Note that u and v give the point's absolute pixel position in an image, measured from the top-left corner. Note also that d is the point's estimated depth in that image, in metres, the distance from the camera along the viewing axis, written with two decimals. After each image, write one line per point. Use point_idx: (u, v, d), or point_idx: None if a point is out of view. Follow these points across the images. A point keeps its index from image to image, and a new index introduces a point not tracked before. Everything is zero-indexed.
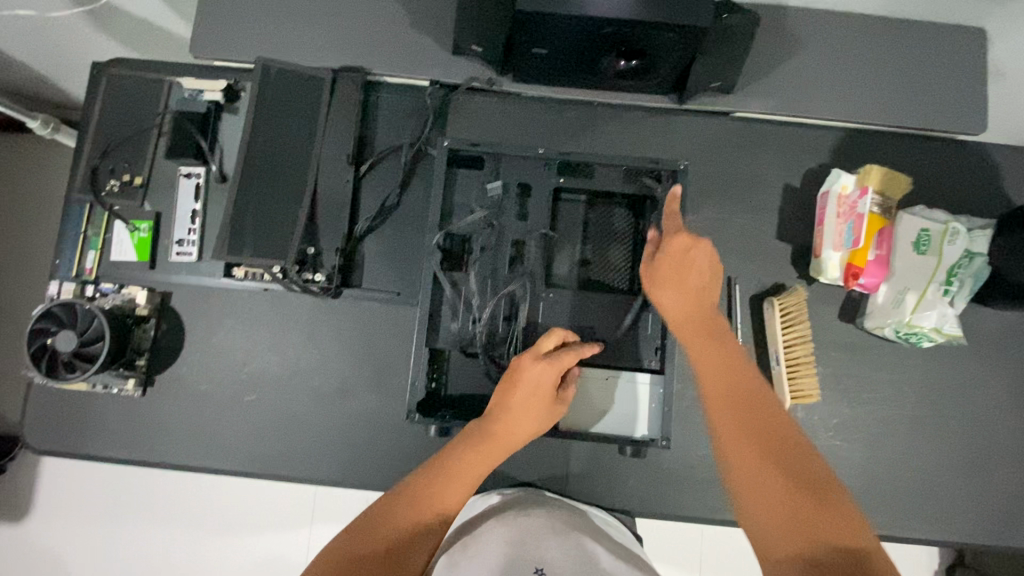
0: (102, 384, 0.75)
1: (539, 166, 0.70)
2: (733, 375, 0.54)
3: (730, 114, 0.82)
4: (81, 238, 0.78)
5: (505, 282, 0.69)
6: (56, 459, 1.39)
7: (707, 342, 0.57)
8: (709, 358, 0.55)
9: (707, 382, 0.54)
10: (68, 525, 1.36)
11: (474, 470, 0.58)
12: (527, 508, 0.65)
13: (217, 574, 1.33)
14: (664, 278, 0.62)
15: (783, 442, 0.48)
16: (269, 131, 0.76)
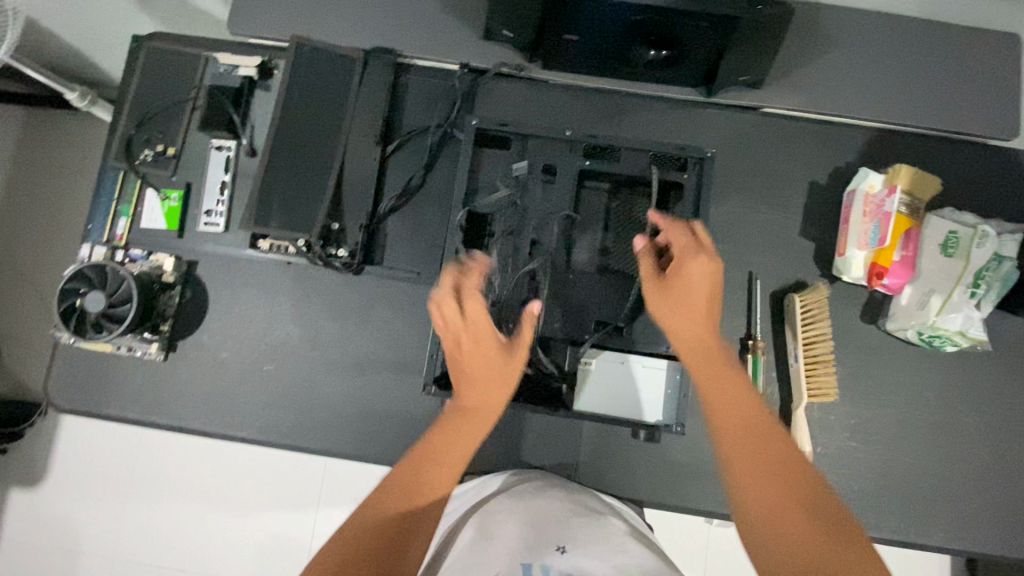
0: (126, 347, 0.76)
1: (565, 147, 0.71)
2: (746, 413, 0.53)
3: (759, 109, 0.82)
4: (114, 204, 0.80)
5: (525, 261, 0.69)
6: (73, 427, 1.42)
7: (717, 374, 0.55)
8: (719, 393, 0.54)
9: (720, 421, 0.53)
10: (82, 492, 1.39)
11: (456, 442, 0.56)
12: (534, 489, 0.69)
13: (226, 547, 1.36)
14: (670, 299, 0.60)
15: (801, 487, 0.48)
16: (301, 107, 0.77)
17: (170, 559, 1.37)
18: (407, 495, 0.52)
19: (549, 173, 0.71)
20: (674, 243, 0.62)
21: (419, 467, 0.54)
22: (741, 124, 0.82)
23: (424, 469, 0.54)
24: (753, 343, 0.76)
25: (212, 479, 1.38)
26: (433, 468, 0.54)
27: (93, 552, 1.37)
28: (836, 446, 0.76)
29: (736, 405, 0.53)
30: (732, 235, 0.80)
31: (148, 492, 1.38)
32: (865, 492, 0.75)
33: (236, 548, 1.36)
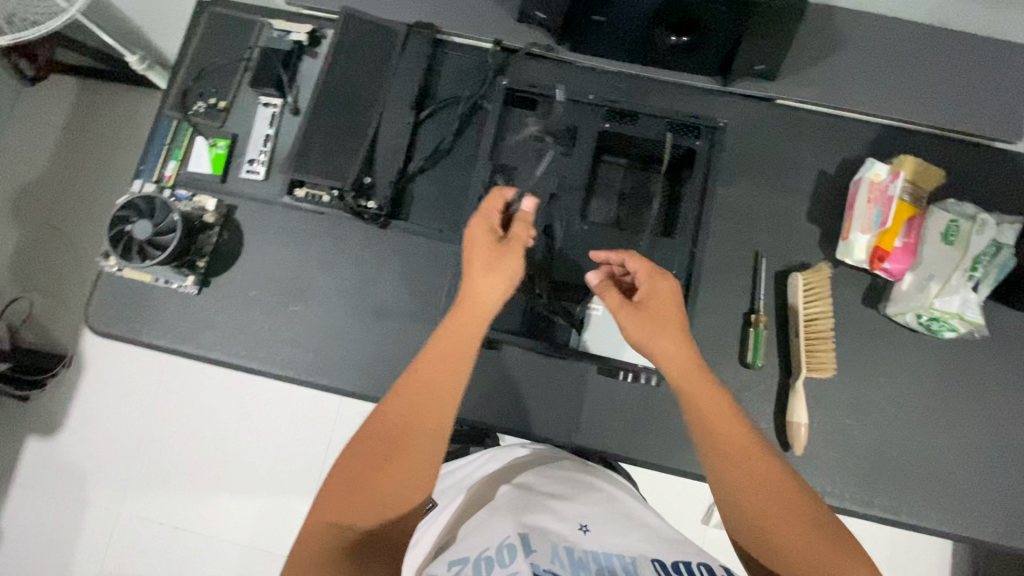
0: (165, 279, 0.82)
1: (589, 111, 0.76)
2: (734, 437, 0.57)
3: (772, 99, 0.86)
4: (166, 148, 0.87)
5: (545, 212, 0.74)
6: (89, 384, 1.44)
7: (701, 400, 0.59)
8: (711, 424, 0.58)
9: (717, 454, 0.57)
10: (91, 446, 1.42)
11: (438, 370, 0.60)
12: (545, 471, 0.71)
13: (229, 509, 1.39)
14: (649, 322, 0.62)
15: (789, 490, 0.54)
16: (344, 70, 0.83)
17: (172, 517, 1.38)
18: (392, 426, 0.58)
19: (571, 134, 0.77)
20: (641, 270, 0.65)
21: (399, 399, 0.59)
22: (752, 113, 0.87)
23: (406, 402, 0.59)
24: (755, 316, 0.79)
25: (220, 442, 1.41)
26: (416, 398, 0.59)
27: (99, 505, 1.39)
28: (833, 421, 0.78)
29: (722, 424, 0.58)
30: (741, 214, 0.84)
31: (158, 449, 1.41)
32: (858, 467, 0.77)
33: (238, 511, 1.39)
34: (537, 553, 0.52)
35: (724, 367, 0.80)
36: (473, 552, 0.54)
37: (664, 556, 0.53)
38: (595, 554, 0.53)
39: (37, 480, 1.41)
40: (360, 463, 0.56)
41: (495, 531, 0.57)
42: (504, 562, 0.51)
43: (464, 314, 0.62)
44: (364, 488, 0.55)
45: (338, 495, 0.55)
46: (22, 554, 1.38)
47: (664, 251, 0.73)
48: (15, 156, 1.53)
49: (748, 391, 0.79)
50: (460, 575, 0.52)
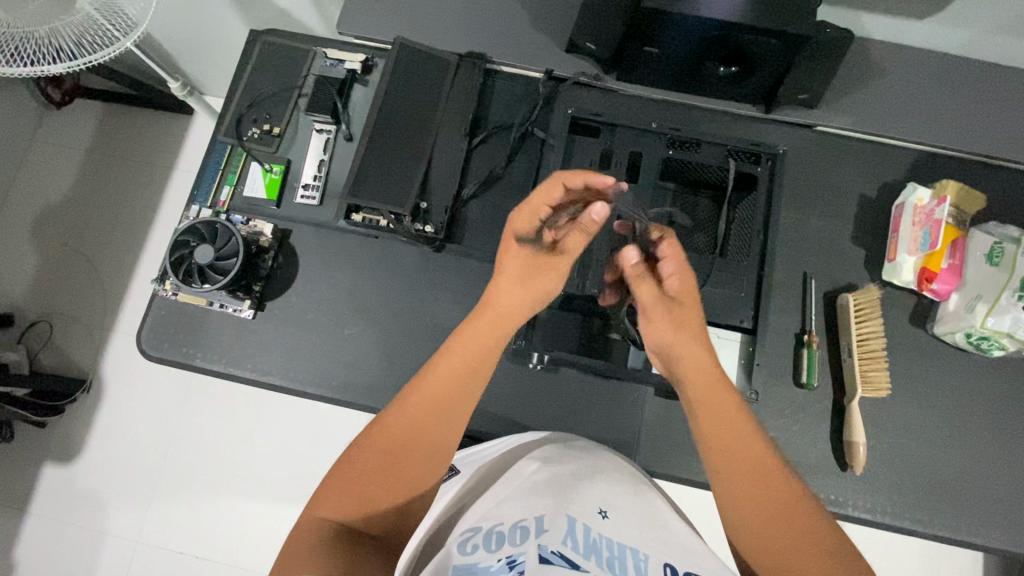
0: (219, 303, 0.82)
1: (652, 138, 0.79)
2: (747, 445, 0.55)
3: (813, 127, 0.89)
4: (220, 174, 0.88)
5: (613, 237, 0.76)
6: (103, 413, 1.36)
7: (718, 400, 0.58)
8: (721, 427, 0.56)
9: (725, 453, 0.55)
10: (100, 480, 1.32)
11: (456, 370, 0.57)
12: (565, 454, 0.68)
13: (242, 547, 1.29)
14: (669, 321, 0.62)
15: (796, 509, 0.52)
16: (399, 97, 0.84)
17: (195, 546, 1.29)
18: (405, 424, 0.54)
19: (634, 160, 0.79)
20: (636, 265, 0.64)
21: (407, 410, 0.55)
22: (794, 140, 0.90)
23: (414, 413, 0.55)
24: (809, 336, 0.80)
25: (247, 468, 1.32)
26: (426, 414, 0.55)
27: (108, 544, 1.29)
28: (887, 440, 0.79)
29: (733, 438, 0.56)
30: (787, 237, 0.86)
31: (171, 483, 1.32)
32: (915, 487, 0.78)
33: (252, 549, 1.29)
34: (549, 534, 0.50)
35: (778, 388, 0.80)
36: (487, 523, 0.54)
37: (677, 564, 0.51)
38: (608, 542, 0.51)
39: (53, 509, 1.31)
40: (363, 470, 0.52)
41: (512, 508, 0.56)
42: (515, 542, 0.50)
43: (488, 321, 0.60)
44: (365, 493, 0.52)
45: (339, 495, 0.51)
46: None
47: (727, 274, 0.74)
48: (38, 178, 1.46)
49: (803, 411, 0.80)
50: (469, 540, 0.52)
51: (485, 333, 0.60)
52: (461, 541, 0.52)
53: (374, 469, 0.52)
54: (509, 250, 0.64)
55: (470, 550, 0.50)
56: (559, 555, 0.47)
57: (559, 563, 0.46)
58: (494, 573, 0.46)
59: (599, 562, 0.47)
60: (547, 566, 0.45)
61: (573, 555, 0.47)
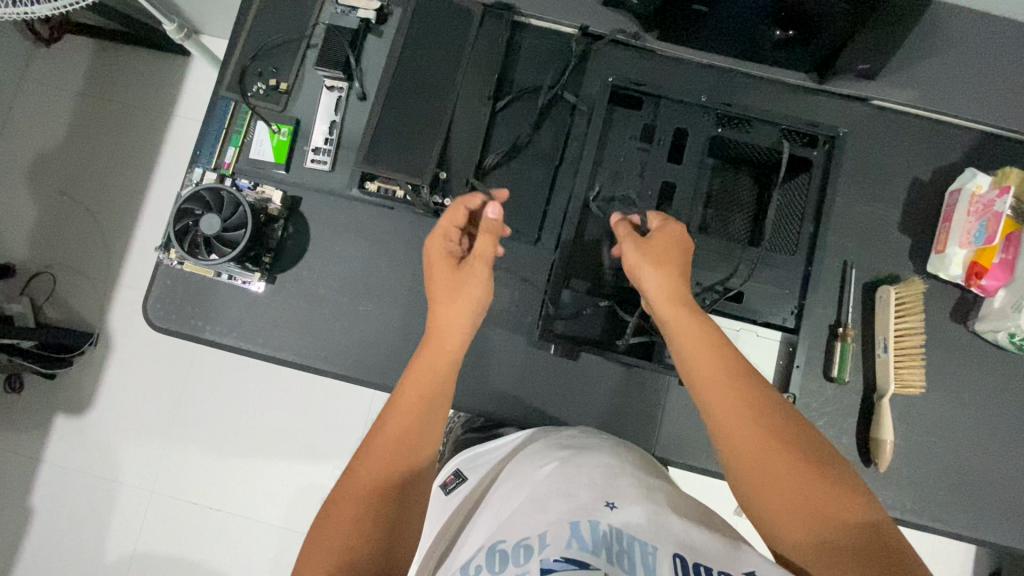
0: (228, 274, 0.78)
1: (699, 113, 0.72)
2: (721, 358, 0.54)
3: (869, 100, 0.81)
4: (224, 133, 0.82)
5: None
6: (111, 369, 1.35)
7: (688, 317, 0.57)
8: (693, 341, 0.56)
9: (700, 366, 0.54)
10: (111, 433, 1.33)
11: (412, 406, 0.57)
12: (571, 451, 0.65)
13: (254, 502, 1.31)
14: (649, 251, 0.61)
15: (777, 419, 0.51)
16: (418, 53, 0.77)
17: (208, 498, 1.31)
18: (374, 467, 0.53)
19: (678, 137, 0.73)
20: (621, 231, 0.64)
21: (369, 465, 0.53)
22: (847, 115, 0.82)
23: (382, 455, 0.54)
24: (844, 330, 0.76)
25: (256, 427, 1.33)
26: (392, 455, 0.54)
27: (124, 494, 1.32)
28: (915, 438, 0.77)
29: (709, 355, 0.55)
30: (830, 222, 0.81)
31: (182, 439, 1.33)
32: (938, 484, 0.77)
33: (263, 504, 1.31)
34: (552, 545, 0.48)
35: (809, 381, 0.77)
36: (490, 543, 0.52)
37: (688, 553, 0.47)
38: (615, 536, 0.49)
39: (67, 460, 1.33)
40: (339, 524, 0.50)
41: (517, 519, 0.54)
42: (519, 561, 0.47)
43: (433, 352, 0.61)
44: (348, 551, 0.48)
45: (321, 556, 0.48)
46: (45, 540, 1.32)
47: (770, 267, 0.69)
48: (31, 122, 1.38)
49: (830, 405, 0.77)
50: (473, 564, 0.50)
51: (432, 367, 0.60)
52: (464, 565, 0.49)
53: (350, 521, 0.50)
54: (435, 273, 0.67)
55: (473, 574, 0.48)
56: (564, 561, 0.45)
57: (564, 568, 0.44)
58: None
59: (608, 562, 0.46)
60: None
61: (578, 556, 0.46)
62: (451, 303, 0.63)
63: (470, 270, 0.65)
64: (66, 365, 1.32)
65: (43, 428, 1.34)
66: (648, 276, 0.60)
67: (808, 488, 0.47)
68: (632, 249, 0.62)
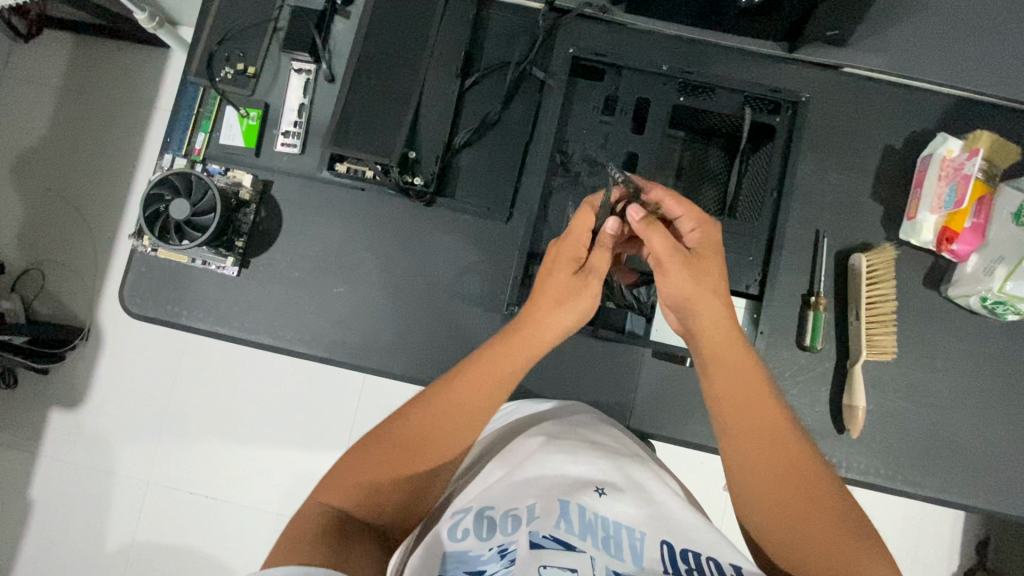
0: (202, 260, 0.78)
1: (661, 83, 0.72)
2: (758, 397, 0.58)
3: (840, 67, 0.81)
4: (193, 119, 0.82)
5: None
6: (102, 362, 1.36)
7: (732, 351, 0.58)
8: (736, 378, 0.58)
9: (738, 400, 0.58)
10: (105, 426, 1.35)
11: (481, 386, 0.58)
12: (560, 426, 0.67)
13: (248, 489, 1.33)
14: (697, 275, 0.58)
15: (799, 464, 0.56)
16: (384, 31, 0.76)
17: (204, 486, 1.33)
18: (416, 428, 0.58)
19: (642, 107, 0.73)
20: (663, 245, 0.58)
21: (406, 439, 0.58)
22: (819, 82, 0.81)
23: (423, 419, 0.58)
24: (816, 299, 0.76)
25: (248, 416, 1.34)
26: (435, 422, 0.58)
27: (121, 485, 1.33)
28: (888, 404, 0.78)
29: (749, 393, 0.58)
30: (803, 191, 0.80)
31: (175, 429, 1.34)
32: (912, 450, 0.77)
33: (258, 491, 1.33)
34: (540, 521, 0.53)
35: (783, 352, 0.78)
36: (478, 506, 0.56)
37: (673, 539, 0.53)
38: (604, 521, 0.54)
39: (64, 454, 1.34)
40: (371, 464, 0.57)
41: (506, 489, 0.58)
42: (507, 530, 0.53)
43: (523, 338, 0.60)
44: (369, 489, 0.56)
45: (346, 486, 0.56)
46: (45, 532, 1.34)
47: (736, 234, 0.70)
48: (12, 119, 1.38)
49: (803, 375, 0.78)
50: (461, 524, 0.55)
51: (516, 353, 0.60)
52: (452, 526, 0.55)
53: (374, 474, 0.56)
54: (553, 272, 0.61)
55: (462, 536, 0.53)
56: (552, 539, 0.51)
57: (552, 547, 0.51)
58: (485, 563, 0.51)
59: (594, 543, 0.52)
60: (538, 553, 0.49)
61: (566, 537, 0.52)
62: (558, 300, 0.60)
63: (587, 284, 0.60)
64: (58, 360, 1.33)
65: (38, 422, 1.35)
66: (701, 309, 0.58)
67: (813, 529, 0.54)
68: (678, 268, 0.58)
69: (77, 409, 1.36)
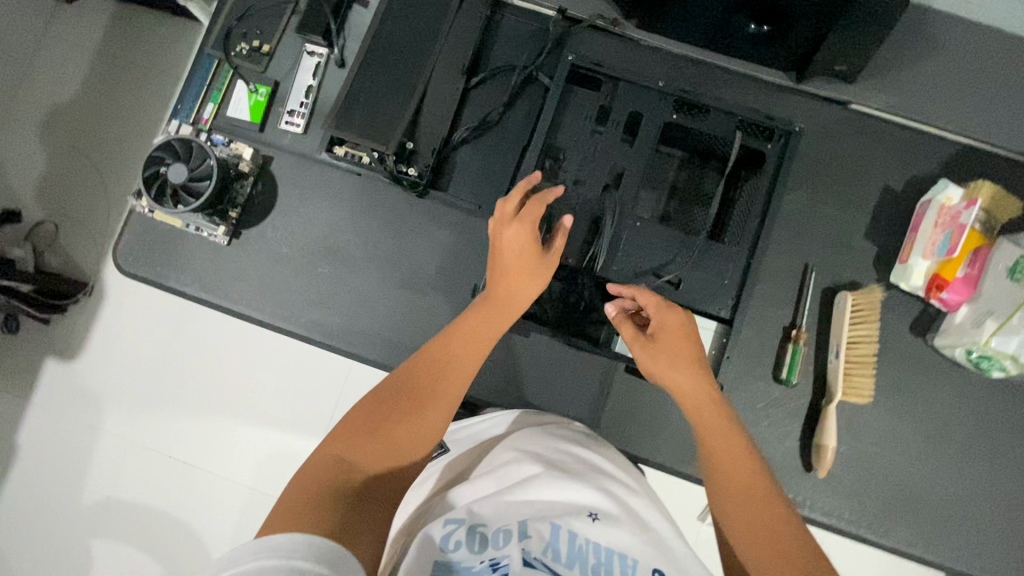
0: (195, 226, 0.80)
1: (656, 97, 0.73)
2: (743, 460, 0.53)
3: (847, 104, 0.80)
4: (204, 90, 0.83)
5: (595, 202, 0.72)
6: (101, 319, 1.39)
7: (713, 413, 0.57)
8: (719, 439, 0.55)
9: (719, 462, 0.54)
10: (96, 380, 1.37)
11: (492, 323, 0.62)
12: (550, 446, 0.65)
13: (225, 458, 1.34)
14: (655, 350, 0.60)
15: (787, 536, 0.49)
16: (396, 23, 0.78)
17: (183, 451, 1.35)
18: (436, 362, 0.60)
19: (632, 120, 0.73)
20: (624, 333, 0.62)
21: (414, 380, 0.58)
22: (825, 117, 0.80)
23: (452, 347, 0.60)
24: (796, 332, 0.75)
25: (233, 387, 1.36)
26: (460, 349, 0.60)
27: (103, 441, 1.36)
28: (860, 448, 0.76)
29: (728, 456, 0.54)
30: (796, 224, 0.79)
31: (162, 392, 1.36)
32: (880, 497, 0.75)
33: (235, 461, 1.34)
34: (532, 540, 0.51)
35: (758, 383, 0.77)
36: (471, 518, 0.53)
37: (667, 568, 0.51)
38: (595, 548, 0.51)
39: (54, 403, 1.37)
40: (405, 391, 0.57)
41: (496, 506, 0.55)
42: (498, 544, 0.50)
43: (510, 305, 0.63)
44: (376, 441, 0.53)
45: (353, 439, 0.53)
46: (25, 478, 1.36)
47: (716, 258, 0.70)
48: (47, 74, 1.43)
49: (776, 407, 0.76)
50: (452, 535, 0.51)
51: (504, 318, 0.63)
52: (444, 535, 0.51)
53: (371, 449, 0.53)
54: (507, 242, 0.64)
55: (452, 546, 0.50)
56: (542, 564, 0.49)
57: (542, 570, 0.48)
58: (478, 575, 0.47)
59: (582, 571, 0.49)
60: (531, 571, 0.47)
61: (555, 564, 0.49)
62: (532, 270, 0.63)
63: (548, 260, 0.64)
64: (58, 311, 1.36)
65: (32, 369, 1.38)
66: (669, 376, 0.59)
67: None
68: (643, 356, 0.60)
69: (70, 360, 1.38)
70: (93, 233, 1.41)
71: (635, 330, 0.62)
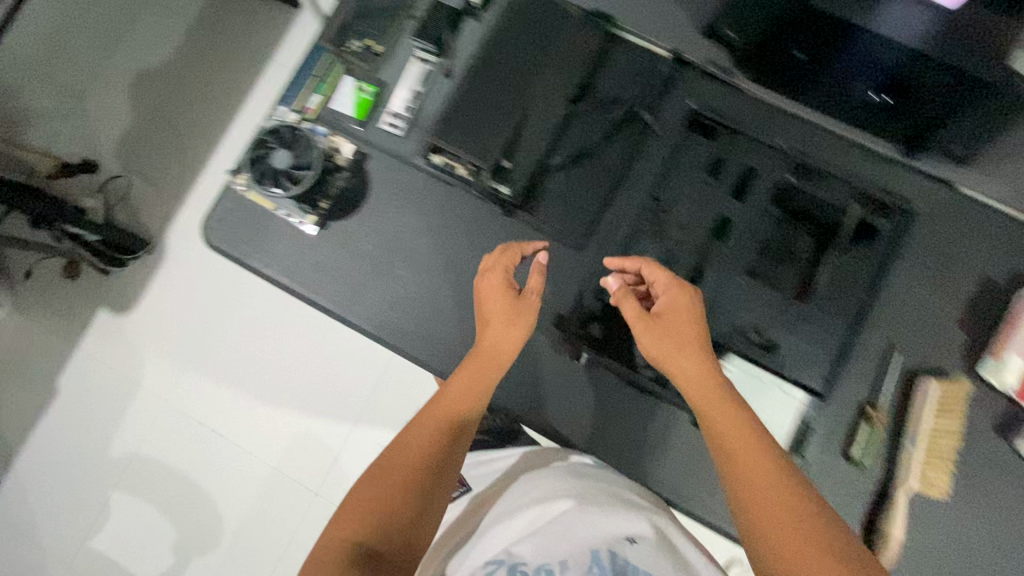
0: (286, 211, 0.82)
1: (775, 156, 0.79)
2: (752, 442, 0.57)
3: (955, 186, 0.78)
4: (312, 80, 0.85)
5: (705, 244, 0.78)
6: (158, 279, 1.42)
7: (728, 407, 0.60)
8: (734, 424, 0.58)
9: (729, 443, 0.57)
10: (144, 337, 1.41)
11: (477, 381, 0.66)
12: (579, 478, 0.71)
13: (255, 434, 1.36)
14: (663, 332, 0.64)
15: (792, 505, 0.53)
16: (508, 44, 0.80)
17: (215, 420, 1.37)
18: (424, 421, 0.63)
19: (749, 174, 0.80)
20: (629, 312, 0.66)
21: (402, 445, 0.61)
22: (932, 197, 0.78)
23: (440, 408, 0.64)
24: (872, 411, 0.73)
25: (274, 365, 1.38)
26: (442, 408, 0.64)
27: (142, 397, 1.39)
28: (924, 543, 0.73)
29: (736, 439, 0.57)
30: (887, 301, 0.77)
31: (205, 359, 1.39)
32: None
33: (263, 439, 1.36)
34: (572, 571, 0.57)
35: (825, 457, 0.74)
36: (511, 559, 0.61)
37: None
38: (635, 568, 0.58)
39: (101, 352, 1.41)
40: (393, 459, 0.59)
41: (534, 544, 0.62)
42: None
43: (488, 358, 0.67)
44: (371, 509, 0.56)
45: (348, 517, 0.56)
46: (61, 420, 1.39)
47: (806, 320, 0.74)
48: (147, 38, 1.48)
49: (840, 485, 0.74)
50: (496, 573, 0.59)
51: (485, 373, 0.66)
52: None
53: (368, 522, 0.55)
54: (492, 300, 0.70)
55: None
56: None
57: None
58: None
59: None
60: None
61: None
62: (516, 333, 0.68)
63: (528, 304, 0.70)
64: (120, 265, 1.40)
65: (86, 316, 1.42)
66: (682, 364, 0.63)
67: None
68: (654, 343, 0.64)
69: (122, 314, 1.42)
70: (164, 195, 1.45)
71: (638, 311, 0.66)
